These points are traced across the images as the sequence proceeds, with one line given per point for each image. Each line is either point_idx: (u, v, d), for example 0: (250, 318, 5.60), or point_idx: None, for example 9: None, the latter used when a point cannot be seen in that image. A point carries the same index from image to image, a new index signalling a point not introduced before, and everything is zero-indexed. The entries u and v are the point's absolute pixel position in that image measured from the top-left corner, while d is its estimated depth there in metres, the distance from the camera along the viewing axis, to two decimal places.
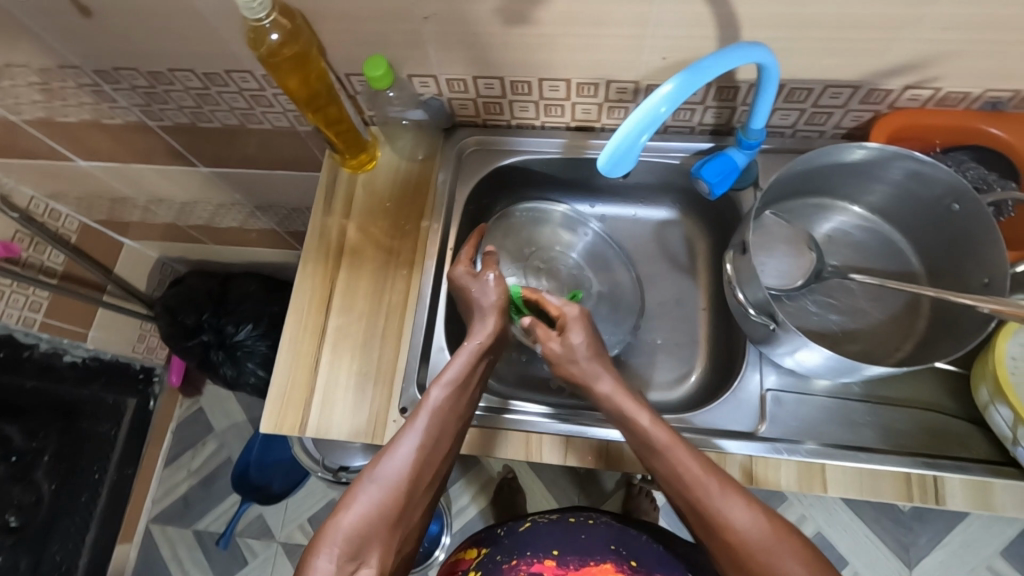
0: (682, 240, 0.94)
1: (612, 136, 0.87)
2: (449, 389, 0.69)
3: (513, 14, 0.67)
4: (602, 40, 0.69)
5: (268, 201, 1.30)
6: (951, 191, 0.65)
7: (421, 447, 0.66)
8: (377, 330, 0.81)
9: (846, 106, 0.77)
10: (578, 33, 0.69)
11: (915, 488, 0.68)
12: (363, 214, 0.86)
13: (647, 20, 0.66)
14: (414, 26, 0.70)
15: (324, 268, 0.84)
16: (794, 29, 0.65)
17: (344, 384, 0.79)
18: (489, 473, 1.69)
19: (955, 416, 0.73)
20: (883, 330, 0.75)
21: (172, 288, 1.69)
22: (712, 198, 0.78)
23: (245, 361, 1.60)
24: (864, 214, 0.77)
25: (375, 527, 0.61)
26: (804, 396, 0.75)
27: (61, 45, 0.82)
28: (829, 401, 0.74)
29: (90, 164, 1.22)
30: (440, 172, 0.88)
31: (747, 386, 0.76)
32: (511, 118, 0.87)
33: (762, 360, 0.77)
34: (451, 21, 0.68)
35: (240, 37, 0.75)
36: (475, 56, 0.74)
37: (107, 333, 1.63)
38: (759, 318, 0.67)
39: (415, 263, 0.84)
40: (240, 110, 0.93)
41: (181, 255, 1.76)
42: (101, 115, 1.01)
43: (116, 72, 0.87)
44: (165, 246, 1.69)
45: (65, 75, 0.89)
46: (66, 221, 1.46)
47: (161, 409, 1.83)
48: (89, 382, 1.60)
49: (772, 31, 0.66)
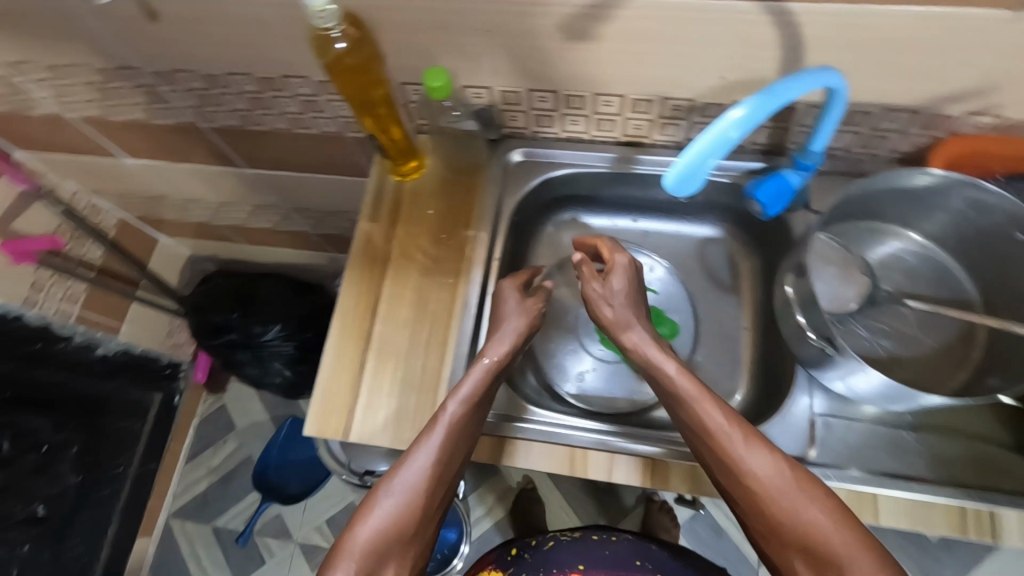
0: (725, 257, 0.93)
1: (661, 152, 0.87)
2: (466, 405, 0.67)
3: (577, 30, 0.67)
4: (664, 58, 0.69)
5: (305, 204, 1.31)
6: (1016, 221, 0.64)
7: (437, 463, 0.65)
8: (420, 337, 0.81)
9: (904, 130, 0.76)
10: (640, 51, 0.69)
11: (969, 522, 0.66)
12: (409, 222, 0.87)
13: (712, 40, 0.66)
14: (476, 39, 0.70)
15: (369, 273, 0.85)
16: (859, 52, 0.65)
17: (387, 391, 0.79)
18: (508, 482, 1.68)
19: (1010, 449, 0.72)
20: (937, 358, 0.73)
21: (202, 285, 1.71)
22: (764, 217, 0.78)
23: (272, 361, 1.61)
24: (919, 240, 0.76)
25: (390, 544, 0.61)
26: (852, 421, 0.74)
27: (123, 46, 0.84)
28: (878, 428, 0.73)
29: (135, 161, 1.24)
30: (487, 183, 0.88)
31: (794, 409, 0.75)
32: (559, 131, 0.88)
33: (810, 384, 0.76)
34: (513, 34, 0.69)
35: (301, 43, 0.76)
36: (532, 69, 0.74)
37: (138, 327, 1.65)
38: (818, 342, 0.67)
39: (461, 273, 0.84)
40: (290, 114, 0.94)
41: (212, 253, 1.78)
42: (152, 115, 1.03)
43: (173, 74, 0.88)
44: (197, 243, 1.72)
45: (123, 75, 0.90)
46: (105, 216, 1.48)
47: (185, 405, 1.85)
48: (116, 376, 1.58)
49: (836, 53, 0.66)
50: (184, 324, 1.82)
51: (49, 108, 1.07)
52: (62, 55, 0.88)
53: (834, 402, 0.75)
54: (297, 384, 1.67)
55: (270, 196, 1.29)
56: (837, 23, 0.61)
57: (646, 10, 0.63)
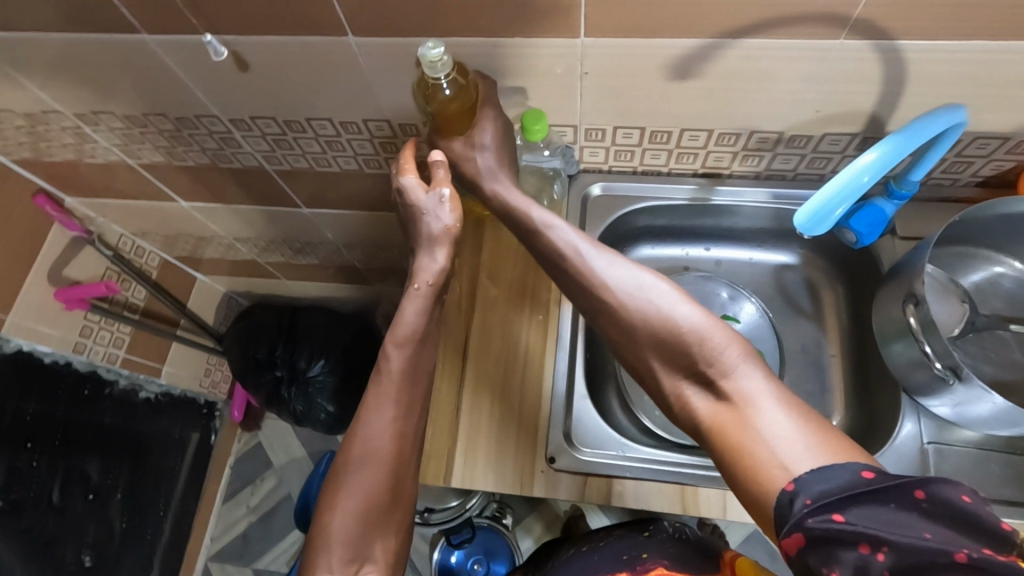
0: (804, 283, 0.93)
1: (739, 182, 0.87)
2: (405, 347, 0.64)
3: (678, 70, 0.68)
4: (761, 95, 0.70)
5: (356, 240, 1.31)
6: None
7: (391, 416, 0.62)
8: (512, 373, 0.80)
9: (991, 156, 0.77)
10: (738, 88, 0.70)
11: None
12: (495, 261, 0.87)
13: (813, 76, 0.67)
14: (574, 79, 0.71)
15: (459, 312, 0.84)
16: (961, 84, 0.66)
17: (487, 432, 0.77)
18: (555, 510, 1.52)
19: None
20: None
21: (240, 321, 1.69)
22: (857, 247, 0.78)
23: (316, 397, 1.59)
24: (1016, 267, 0.76)
25: (361, 513, 0.60)
26: (958, 447, 0.73)
27: (204, 95, 0.84)
28: (986, 454, 0.72)
29: (189, 203, 1.24)
30: (568, 219, 0.89)
31: (902, 436, 0.74)
32: (637, 165, 0.88)
33: (916, 410, 0.75)
34: (613, 75, 0.69)
35: (392, 88, 0.77)
36: (625, 106, 0.75)
37: (178, 368, 1.63)
38: (940, 371, 0.67)
39: (550, 309, 0.84)
40: (362, 155, 0.95)
41: (248, 290, 1.76)
42: (218, 159, 1.03)
43: (250, 120, 0.88)
44: (234, 280, 1.70)
45: (198, 123, 0.91)
46: (149, 257, 1.47)
47: (222, 444, 1.81)
48: (160, 417, 1.56)
49: (936, 87, 0.67)
50: (220, 361, 1.80)
51: (111, 155, 1.07)
52: (140, 104, 0.88)
53: (940, 428, 0.74)
54: (340, 420, 1.64)
55: (322, 232, 1.29)
56: (943, 58, 0.62)
57: (752, 50, 0.64)
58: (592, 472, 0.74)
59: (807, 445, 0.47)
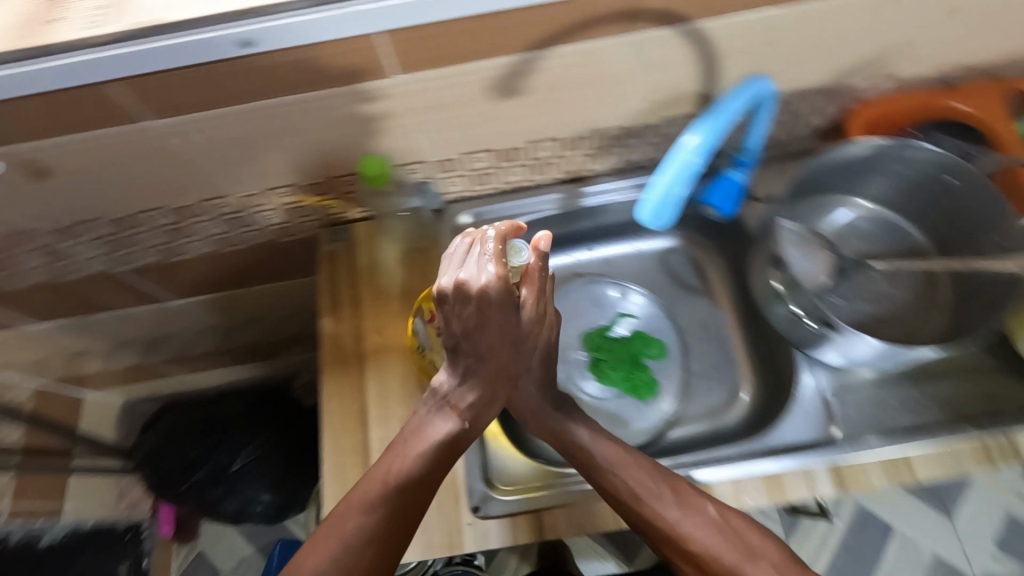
0: (689, 262, 0.95)
1: (603, 181, 0.87)
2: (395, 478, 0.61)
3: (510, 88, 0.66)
4: (596, 93, 0.70)
5: (245, 318, 1.22)
6: (946, 167, 0.69)
7: (371, 521, 0.60)
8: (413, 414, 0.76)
9: (818, 109, 0.81)
10: (573, 91, 0.69)
11: (994, 454, 0.68)
12: (374, 314, 0.82)
13: (638, 68, 0.67)
14: (402, 117, 0.69)
15: (345, 377, 0.79)
16: (771, 49, 0.69)
17: None
18: None
19: (1002, 374, 0.75)
20: (913, 308, 0.76)
21: (144, 432, 1.55)
22: (721, 218, 0.80)
23: (247, 489, 1.50)
24: (866, 204, 0.80)
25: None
26: (856, 389, 0.75)
27: (17, 210, 0.75)
28: (881, 389, 0.75)
29: (46, 323, 1.12)
30: (442, 253, 0.86)
31: (802, 392, 0.76)
32: (500, 185, 0.86)
33: (810, 363, 0.77)
34: (440, 105, 0.68)
35: (219, 160, 0.71)
36: (465, 133, 0.73)
37: (81, 501, 1.46)
38: (812, 324, 0.73)
39: None
40: (214, 235, 0.88)
41: (148, 395, 1.60)
42: (54, 275, 0.92)
43: (75, 227, 0.80)
44: (130, 387, 1.55)
45: (17, 240, 0.81)
46: (16, 390, 1.31)
47: (158, 564, 1.59)
48: (76, 556, 1.40)
49: (749, 57, 0.69)
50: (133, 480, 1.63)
51: None
52: None
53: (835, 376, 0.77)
54: (280, 508, 1.53)
55: (204, 320, 1.19)
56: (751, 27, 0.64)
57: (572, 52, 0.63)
58: (519, 511, 0.70)
59: (688, 520, 0.63)
